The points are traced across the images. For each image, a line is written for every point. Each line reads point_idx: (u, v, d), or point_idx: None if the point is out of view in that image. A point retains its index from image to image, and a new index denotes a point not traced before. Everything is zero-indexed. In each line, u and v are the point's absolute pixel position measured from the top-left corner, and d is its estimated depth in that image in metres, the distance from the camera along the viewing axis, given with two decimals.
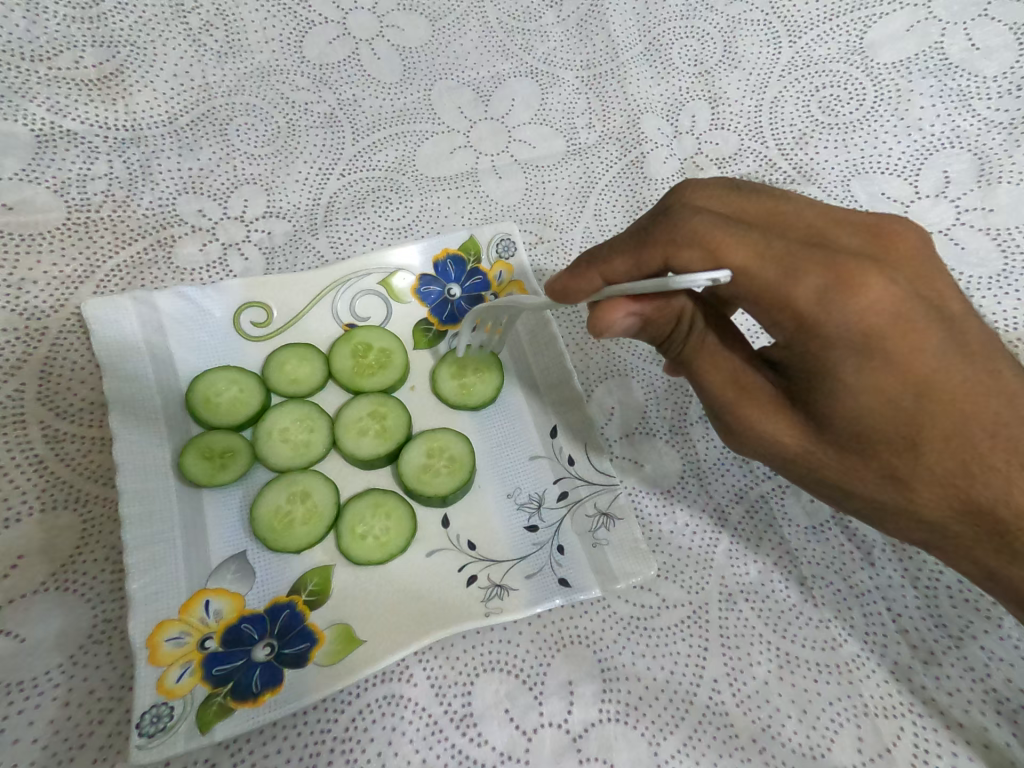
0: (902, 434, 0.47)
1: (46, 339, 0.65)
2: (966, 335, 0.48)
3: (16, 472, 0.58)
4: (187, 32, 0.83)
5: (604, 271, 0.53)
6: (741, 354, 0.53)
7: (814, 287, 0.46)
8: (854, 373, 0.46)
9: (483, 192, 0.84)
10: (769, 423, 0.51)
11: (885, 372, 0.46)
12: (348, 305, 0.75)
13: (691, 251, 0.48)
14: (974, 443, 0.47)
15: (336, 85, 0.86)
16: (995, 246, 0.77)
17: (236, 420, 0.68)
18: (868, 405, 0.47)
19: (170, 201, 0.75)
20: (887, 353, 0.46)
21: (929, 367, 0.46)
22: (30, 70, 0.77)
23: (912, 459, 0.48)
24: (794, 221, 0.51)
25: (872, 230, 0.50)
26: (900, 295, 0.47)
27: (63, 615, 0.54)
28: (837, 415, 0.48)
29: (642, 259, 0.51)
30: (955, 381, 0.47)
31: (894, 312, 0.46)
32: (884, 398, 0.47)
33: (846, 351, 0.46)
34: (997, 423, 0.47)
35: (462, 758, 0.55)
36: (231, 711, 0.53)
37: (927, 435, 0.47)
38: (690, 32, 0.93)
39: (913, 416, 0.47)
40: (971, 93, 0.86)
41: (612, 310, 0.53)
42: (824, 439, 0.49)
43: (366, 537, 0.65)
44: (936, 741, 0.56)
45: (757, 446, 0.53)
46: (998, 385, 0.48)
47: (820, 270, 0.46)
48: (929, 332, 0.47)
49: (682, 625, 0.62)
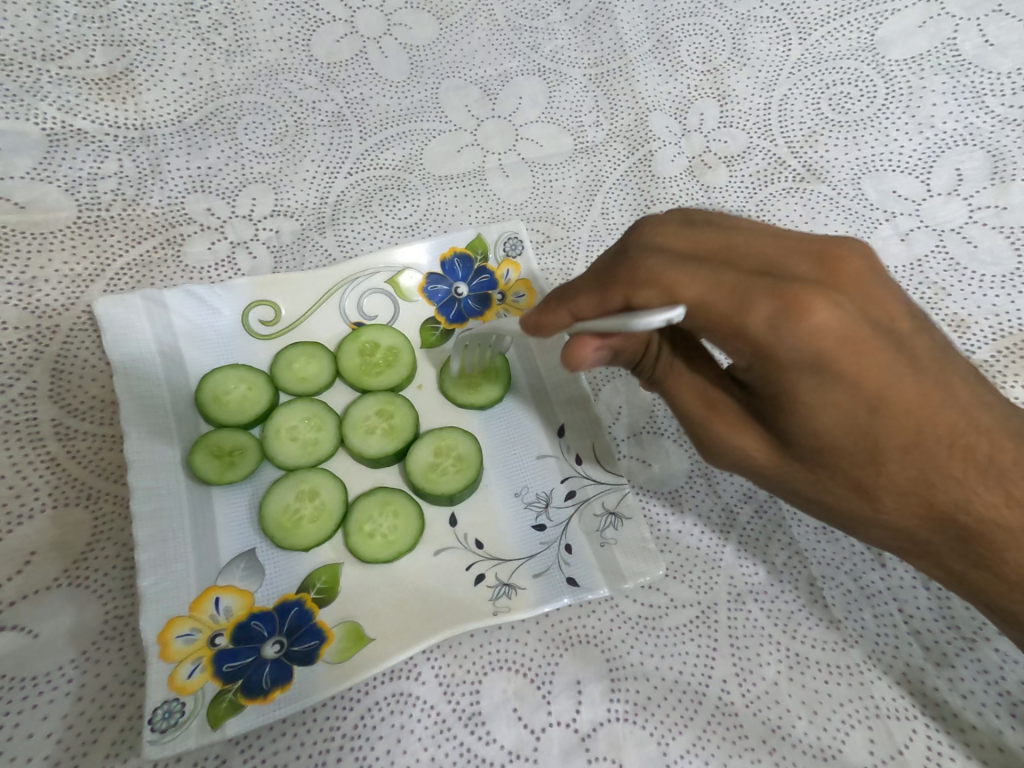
0: (863, 450, 0.46)
1: (58, 337, 0.65)
2: (921, 346, 0.47)
3: (29, 469, 0.59)
4: (196, 31, 0.84)
5: (571, 309, 0.57)
6: (707, 373, 0.55)
7: (766, 314, 0.45)
8: (813, 393, 0.46)
9: (490, 191, 0.84)
10: (735, 439, 0.52)
11: (843, 392, 0.45)
12: (356, 303, 0.75)
13: (648, 293, 0.49)
14: (937, 453, 0.46)
15: (344, 83, 0.86)
16: (1008, 244, 0.76)
17: (245, 418, 0.68)
18: (830, 425, 0.46)
19: (179, 199, 0.76)
20: (843, 374, 0.45)
21: (883, 384, 0.45)
22: (40, 69, 0.77)
23: (876, 472, 0.47)
24: (742, 247, 0.49)
25: (823, 246, 0.48)
26: (851, 312, 0.46)
27: (76, 611, 0.55)
28: (803, 433, 0.47)
29: (604, 299, 0.53)
30: (915, 395, 0.46)
31: (850, 332, 0.45)
32: (844, 418, 0.46)
33: (804, 374, 0.45)
34: (958, 431, 0.47)
35: (470, 757, 0.55)
36: (242, 707, 0.54)
37: (891, 450, 0.46)
38: (699, 29, 0.93)
39: (872, 433, 0.46)
40: (984, 90, 0.85)
41: (582, 348, 0.56)
42: (790, 454, 0.50)
43: (374, 536, 0.65)
44: (949, 742, 0.56)
45: (727, 463, 0.54)
46: (953, 393, 0.47)
47: (769, 296, 0.45)
48: (885, 348, 0.46)
49: (691, 624, 0.62)
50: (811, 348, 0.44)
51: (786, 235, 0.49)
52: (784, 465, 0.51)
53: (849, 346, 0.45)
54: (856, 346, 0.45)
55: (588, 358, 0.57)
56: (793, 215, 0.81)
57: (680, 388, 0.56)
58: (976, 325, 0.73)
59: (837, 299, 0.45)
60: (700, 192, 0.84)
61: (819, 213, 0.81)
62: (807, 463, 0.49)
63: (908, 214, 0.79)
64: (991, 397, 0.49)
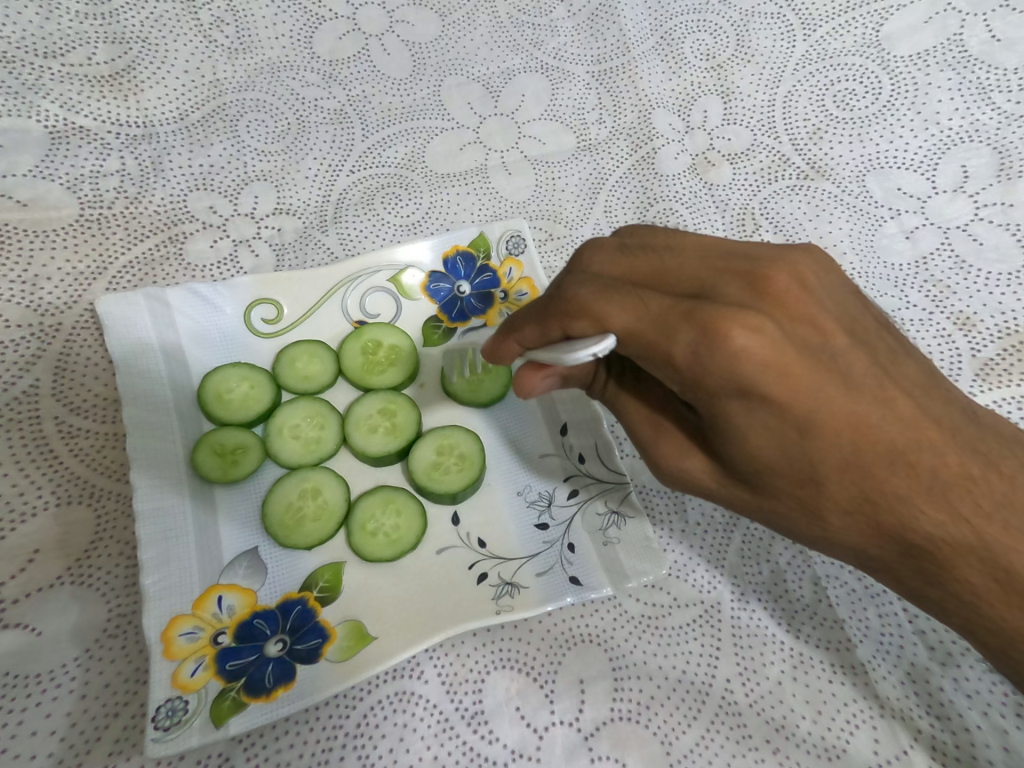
0: (795, 469, 0.45)
1: (60, 335, 0.65)
2: (858, 361, 0.45)
3: (32, 467, 0.59)
4: (198, 28, 0.83)
5: (518, 341, 0.57)
6: (655, 399, 0.55)
7: (688, 343, 0.44)
8: (740, 415, 0.45)
9: (492, 189, 0.84)
10: (681, 460, 0.52)
11: (769, 414, 0.44)
12: (358, 302, 0.75)
13: (581, 325, 0.50)
14: (879, 473, 0.43)
15: (346, 81, 0.86)
16: (1015, 242, 0.76)
17: (247, 417, 0.68)
18: (760, 446, 0.45)
19: (181, 197, 0.75)
20: (768, 396, 0.43)
21: (813, 405, 0.43)
22: (43, 66, 0.77)
23: (814, 490, 0.45)
24: (675, 271, 0.48)
25: (752, 265, 0.46)
26: (778, 332, 0.44)
27: (79, 609, 0.55)
28: (737, 454, 0.46)
29: (545, 331, 0.54)
30: (848, 415, 0.43)
31: (774, 355, 0.43)
32: (772, 440, 0.44)
33: (727, 397, 0.44)
34: (901, 448, 0.43)
35: (473, 756, 0.55)
36: (245, 705, 0.54)
37: (827, 470, 0.44)
38: (702, 25, 0.92)
39: (802, 452, 0.44)
40: (990, 86, 0.85)
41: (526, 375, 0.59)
42: (731, 473, 0.49)
43: (376, 534, 0.65)
44: (955, 742, 0.56)
45: (676, 484, 0.54)
46: (893, 409, 0.44)
47: (688, 324, 0.45)
48: (813, 367, 0.43)
49: (694, 623, 0.61)
50: (731, 375, 0.43)
51: (718, 255, 0.48)
52: (729, 485, 0.50)
53: (772, 370, 0.43)
54: (780, 368, 0.43)
55: (535, 383, 0.59)
56: (797, 213, 0.81)
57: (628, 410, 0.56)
58: (982, 323, 0.72)
59: (758, 322, 0.43)
60: (703, 190, 0.83)
61: (824, 210, 0.81)
62: (747, 482, 0.48)
63: (914, 211, 0.79)
64: (942, 411, 0.45)
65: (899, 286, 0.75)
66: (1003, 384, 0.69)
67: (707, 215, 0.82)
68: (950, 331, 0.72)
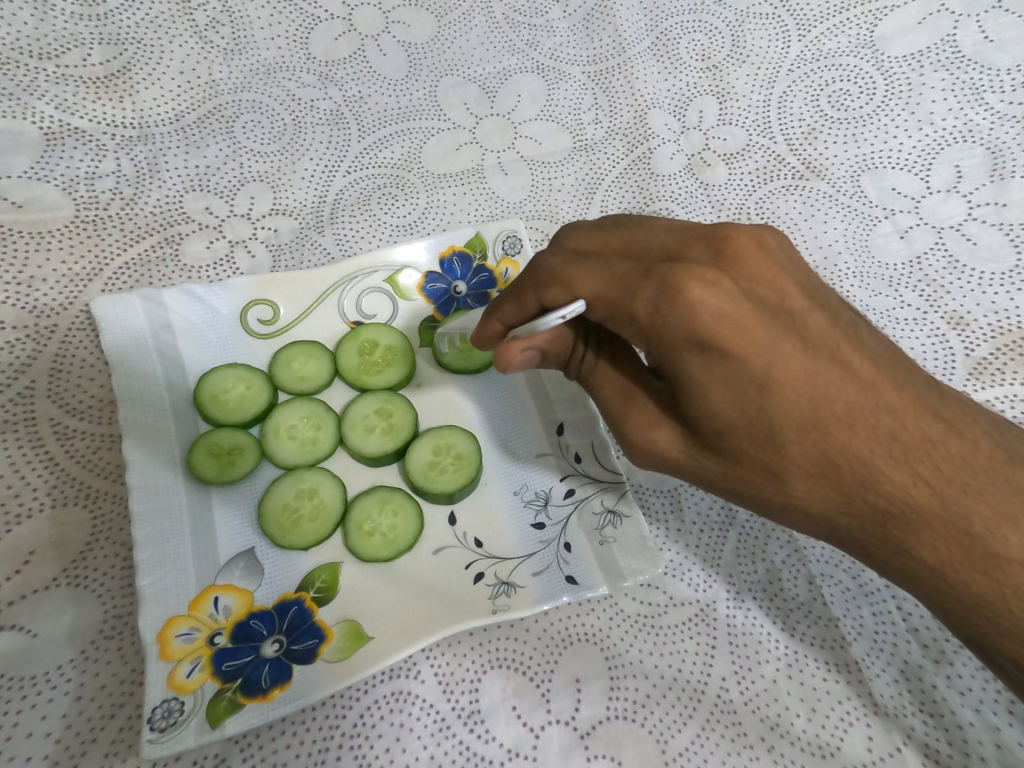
0: (757, 429, 0.44)
1: (56, 336, 0.65)
2: (817, 323, 0.45)
3: (27, 469, 0.59)
4: (194, 29, 0.83)
5: (499, 318, 0.58)
6: (630, 367, 0.54)
7: (648, 298, 0.45)
8: (701, 373, 0.44)
9: (489, 189, 0.84)
10: (650, 432, 0.50)
11: (729, 371, 0.44)
12: (354, 302, 0.75)
13: (553, 292, 0.51)
14: (838, 433, 0.43)
15: (342, 82, 0.86)
16: (1008, 241, 0.76)
17: (243, 417, 0.68)
18: (721, 405, 0.45)
19: (177, 198, 0.75)
20: (726, 351, 0.44)
21: (770, 361, 0.43)
22: (38, 67, 0.77)
23: (776, 452, 0.44)
24: (644, 242, 0.51)
25: (713, 231, 0.48)
26: (734, 291, 0.44)
27: (75, 611, 0.55)
28: (701, 416, 0.46)
29: (522, 304, 0.55)
30: (805, 373, 0.43)
31: (731, 308, 0.44)
32: (733, 398, 0.44)
33: (689, 353, 0.44)
34: (862, 408, 0.43)
35: (470, 755, 0.55)
36: (241, 706, 0.54)
37: (788, 429, 0.44)
38: (698, 26, 0.92)
39: (763, 410, 0.44)
40: (984, 86, 0.85)
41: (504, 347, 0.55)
42: (697, 440, 0.48)
43: (373, 534, 0.65)
44: (948, 740, 0.56)
45: (647, 461, 0.52)
46: (849, 370, 0.44)
47: (650, 279, 0.46)
48: (771, 324, 0.44)
49: (690, 622, 0.62)
50: (691, 328, 0.44)
51: (682, 229, 0.50)
52: (696, 454, 0.49)
53: (728, 323, 0.43)
54: (737, 321, 0.43)
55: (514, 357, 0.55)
56: (792, 213, 0.81)
57: (601, 383, 0.55)
58: (975, 322, 0.73)
59: (714, 278, 0.44)
60: (699, 190, 0.83)
61: (819, 210, 0.81)
62: (713, 449, 0.47)
63: (908, 212, 0.79)
64: (901, 376, 0.45)
65: (893, 286, 0.76)
66: (996, 383, 0.69)
67: (702, 216, 0.82)
68: (944, 331, 0.72)
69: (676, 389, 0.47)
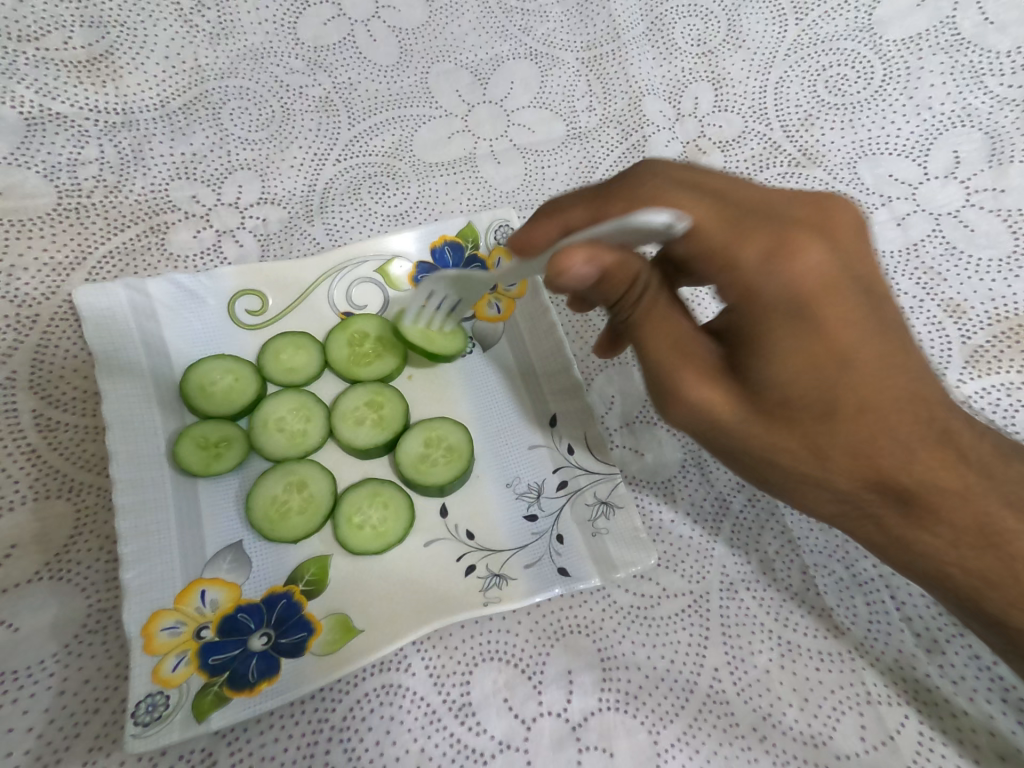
0: (821, 398, 0.46)
1: (38, 326, 0.64)
2: (894, 313, 0.49)
3: (8, 461, 0.58)
4: (179, 13, 0.82)
5: (562, 221, 0.56)
6: (684, 323, 0.50)
7: (756, 248, 0.47)
8: (785, 333, 0.46)
9: (481, 177, 0.83)
10: (702, 389, 0.48)
11: (813, 336, 0.46)
12: (345, 293, 0.74)
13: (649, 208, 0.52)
14: (891, 416, 0.46)
15: (331, 68, 0.84)
16: (1005, 228, 0.75)
17: (231, 409, 0.67)
18: (798, 369, 0.46)
19: (162, 186, 0.74)
20: (814, 317, 0.46)
21: (851, 335, 0.46)
22: (18, 52, 0.75)
23: (832, 424, 0.46)
24: (747, 194, 0.51)
25: (818, 203, 0.50)
26: (831, 262, 0.47)
27: (58, 604, 0.54)
28: (768, 377, 0.47)
29: (598, 210, 0.54)
30: (878, 354, 0.47)
31: (826, 278, 0.47)
32: (810, 363, 0.46)
33: (779, 311, 0.46)
34: (914, 399, 0.47)
35: (460, 747, 0.55)
36: (228, 700, 0.53)
37: (850, 405, 0.46)
38: (694, 11, 0.91)
39: (833, 382, 0.46)
40: (983, 70, 0.84)
41: (581, 250, 0.46)
42: (756, 405, 0.47)
43: (363, 527, 0.64)
44: (943, 729, 0.56)
45: (690, 421, 0.50)
46: (911, 360, 0.47)
47: (761, 233, 0.48)
48: (858, 302, 0.47)
49: (683, 614, 0.61)
50: (789, 286, 0.46)
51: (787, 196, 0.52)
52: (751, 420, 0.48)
53: (823, 290, 0.46)
54: (823, 288, 0.46)
55: (589, 259, 0.46)
56: None
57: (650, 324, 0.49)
58: (972, 310, 0.72)
59: (818, 245, 0.47)
60: None
61: None
62: (758, 409, 0.47)
63: (905, 198, 0.78)
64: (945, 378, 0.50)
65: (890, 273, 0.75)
66: (992, 371, 0.69)
67: None
68: (941, 319, 0.72)
69: (750, 345, 0.48)
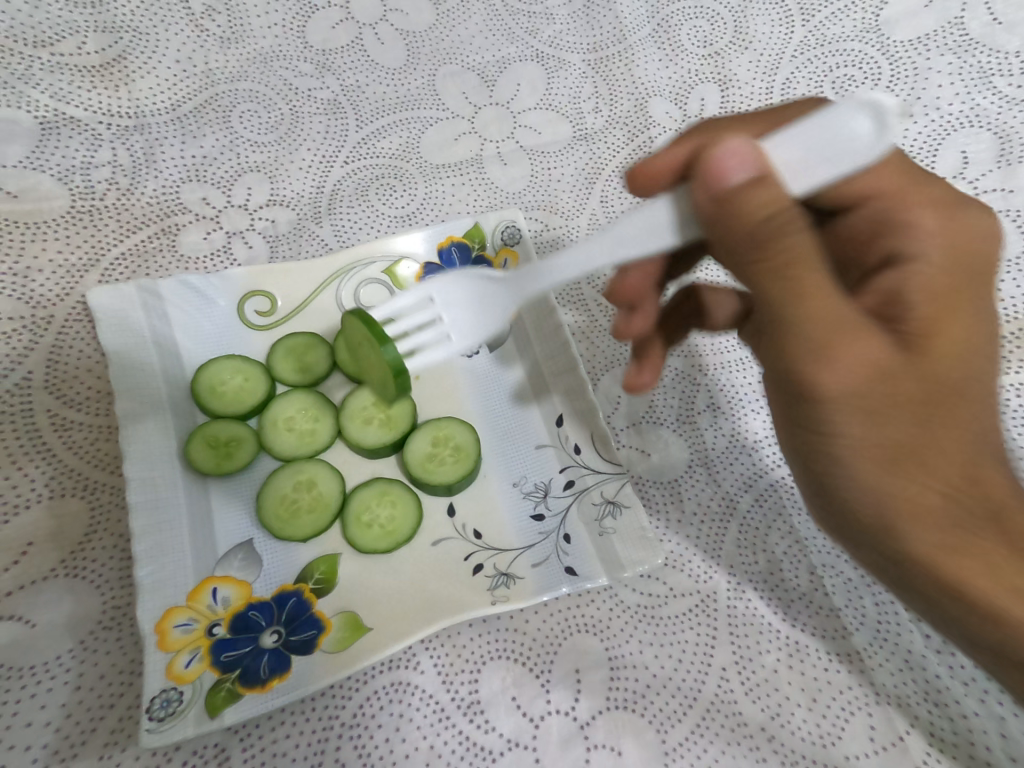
0: (968, 398, 0.45)
1: (52, 326, 0.65)
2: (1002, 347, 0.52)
3: (24, 458, 0.58)
4: (189, 18, 0.82)
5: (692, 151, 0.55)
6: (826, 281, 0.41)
7: (933, 222, 0.50)
8: (953, 316, 0.46)
9: (487, 179, 0.83)
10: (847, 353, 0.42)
11: (975, 331, 0.46)
12: (352, 294, 0.75)
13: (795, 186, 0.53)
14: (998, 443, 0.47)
15: (339, 71, 0.85)
16: (1015, 228, 0.75)
17: (241, 409, 0.68)
18: (959, 361, 0.45)
19: (174, 189, 0.75)
20: (976, 310, 0.47)
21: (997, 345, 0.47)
22: (32, 56, 0.76)
23: (968, 427, 0.45)
24: (921, 176, 0.52)
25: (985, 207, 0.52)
26: (995, 264, 0.49)
27: (74, 601, 0.55)
28: (934, 359, 0.44)
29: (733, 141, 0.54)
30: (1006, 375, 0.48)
31: (986, 277, 0.48)
32: (968, 361, 0.45)
33: (951, 290, 0.47)
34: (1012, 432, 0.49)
35: (469, 745, 0.55)
36: (240, 696, 0.54)
37: (982, 415, 0.46)
38: (700, 12, 0.91)
39: (978, 383, 0.46)
40: (991, 70, 0.83)
41: (749, 146, 0.39)
42: (920, 387, 0.44)
43: (371, 526, 0.65)
44: (954, 730, 0.55)
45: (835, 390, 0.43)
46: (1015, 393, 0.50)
47: (932, 207, 0.50)
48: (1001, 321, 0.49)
49: (690, 613, 0.61)
50: (957, 263, 0.48)
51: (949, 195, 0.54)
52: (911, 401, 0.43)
53: (984, 286, 0.48)
54: (952, 288, 0.47)
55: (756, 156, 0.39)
56: None
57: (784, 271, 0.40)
58: None
59: (986, 241, 0.49)
60: None
61: None
62: (920, 389, 0.44)
63: None
64: None
65: None
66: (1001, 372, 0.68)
67: None
68: None
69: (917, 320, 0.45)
